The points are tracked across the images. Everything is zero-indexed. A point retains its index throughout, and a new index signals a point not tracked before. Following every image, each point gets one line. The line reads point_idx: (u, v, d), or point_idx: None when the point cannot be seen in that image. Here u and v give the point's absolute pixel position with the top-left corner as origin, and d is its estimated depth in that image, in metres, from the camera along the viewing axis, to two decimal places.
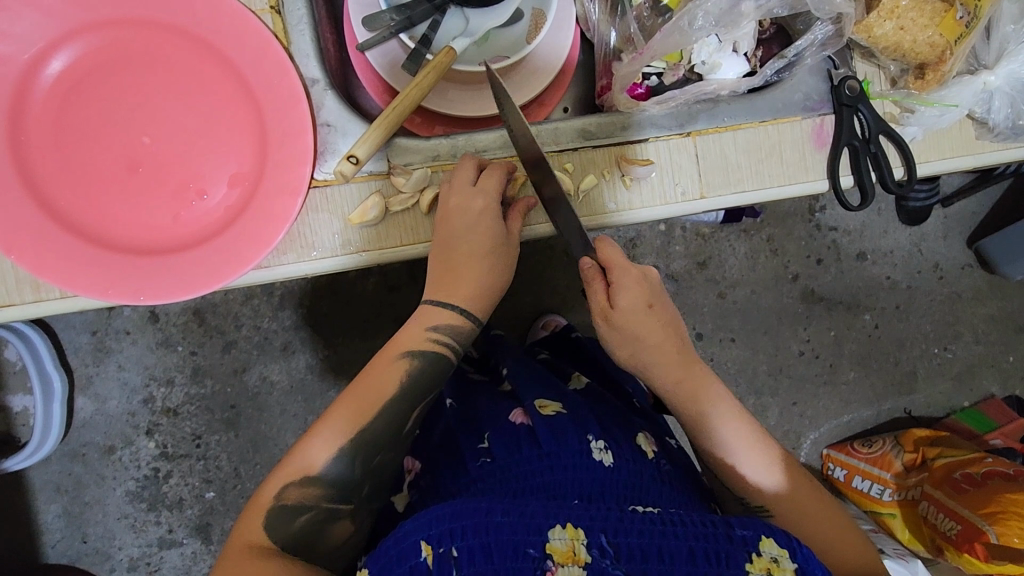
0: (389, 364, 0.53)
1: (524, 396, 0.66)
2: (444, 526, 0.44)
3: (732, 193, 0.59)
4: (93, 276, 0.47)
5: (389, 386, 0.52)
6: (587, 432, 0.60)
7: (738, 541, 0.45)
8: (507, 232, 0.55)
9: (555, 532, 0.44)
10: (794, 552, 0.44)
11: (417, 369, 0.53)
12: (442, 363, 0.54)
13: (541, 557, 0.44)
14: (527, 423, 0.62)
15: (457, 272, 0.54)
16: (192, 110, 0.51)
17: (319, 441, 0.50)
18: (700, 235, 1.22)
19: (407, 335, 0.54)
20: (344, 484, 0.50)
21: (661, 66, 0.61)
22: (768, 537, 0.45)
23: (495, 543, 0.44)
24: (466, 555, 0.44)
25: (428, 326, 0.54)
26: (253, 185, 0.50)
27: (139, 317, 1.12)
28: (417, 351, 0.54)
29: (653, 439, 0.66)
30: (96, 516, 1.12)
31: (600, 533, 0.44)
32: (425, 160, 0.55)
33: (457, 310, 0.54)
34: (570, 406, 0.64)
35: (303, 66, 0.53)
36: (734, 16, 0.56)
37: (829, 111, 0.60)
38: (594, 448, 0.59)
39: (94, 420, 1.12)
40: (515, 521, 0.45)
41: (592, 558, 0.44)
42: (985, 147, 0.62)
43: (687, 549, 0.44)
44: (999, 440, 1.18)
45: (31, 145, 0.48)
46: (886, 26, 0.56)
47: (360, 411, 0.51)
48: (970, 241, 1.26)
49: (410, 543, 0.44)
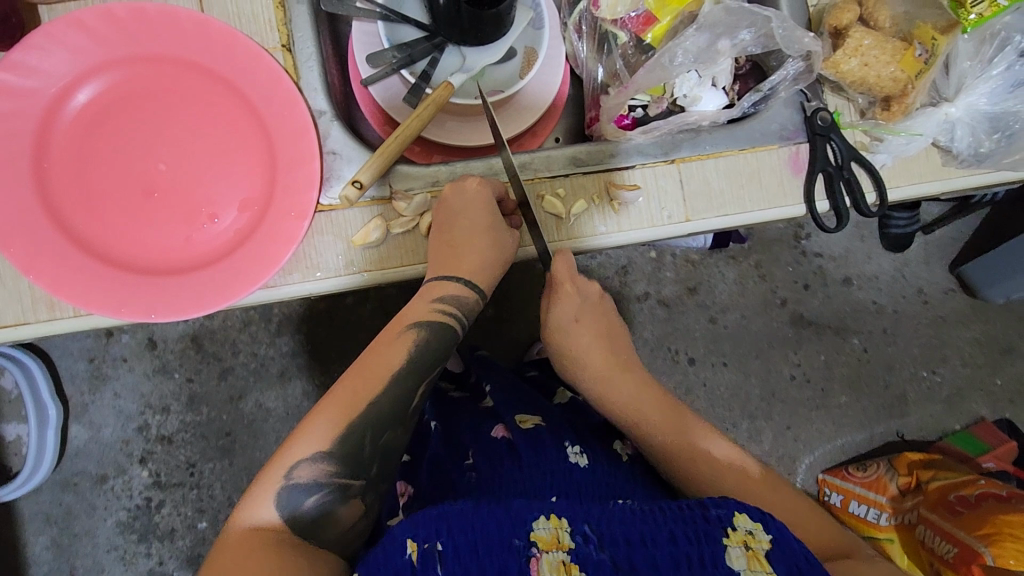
0: (396, 336, 0.56)
1: (504, 414, 0.70)
2: (432, 525, 0.47)
3: (716, 217, 0.62)
4: (106, 294, 0.50)
5: (397, 358, 0.55)
6: (563, 439, 0.65)
7: (714, 520, 0.48)
8: (504, 230, 0.58)
9: (538, 523, 0.48)
10: (768, 525, 0.48)
11: (423, 339, 0.56)
12: (447, 333, 0.57)
13: (526, 546, 0.47)
14: (507, 437, 0.66)
15: (458, 248, 0.57)
16: (206, 140, 0.54)
17: (327, 421, 0.52)
18: (689, 261, 1.25)
19: (412, 308, 0.57)
20: (353, 461, 0.52)
21: (645, 99, 0.65)
22: (741, 513, 0.49)
23: (480, 539, 0.47)
24: (451, 550, 0.46)
25: (434, 297, 0.56)
26: (262, 210, 0.53)
27: (136, 344, 1.13)
28: (423, 322, 0.56)
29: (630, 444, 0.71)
30: (86, 548, 1.11)
31: (582, 523, 0.48)
32: (425, 186, 0.58)
33: (461, 283, 0.57)
34: (548, 418, 0.70)
35: (311, 99, 0.57)
36: (710, 53, 0.61)
37: (804, 140, 0.64)
38: (570, 453, 0.63)
39: (88, 448, 1.12)
40: (499, 517, 0.48)
41: (575, 544, 0.47)
42: (952, 173, 0.65)
43: (667, 533, 0.48)
44: (992, 463, 1.19)
45: (53, 172, 0.51)
46: (852, 62, 0.61)
47: (368, 385, 0.53)
48: (951, 266, 1.30)
49: (398, 544, 0.47)
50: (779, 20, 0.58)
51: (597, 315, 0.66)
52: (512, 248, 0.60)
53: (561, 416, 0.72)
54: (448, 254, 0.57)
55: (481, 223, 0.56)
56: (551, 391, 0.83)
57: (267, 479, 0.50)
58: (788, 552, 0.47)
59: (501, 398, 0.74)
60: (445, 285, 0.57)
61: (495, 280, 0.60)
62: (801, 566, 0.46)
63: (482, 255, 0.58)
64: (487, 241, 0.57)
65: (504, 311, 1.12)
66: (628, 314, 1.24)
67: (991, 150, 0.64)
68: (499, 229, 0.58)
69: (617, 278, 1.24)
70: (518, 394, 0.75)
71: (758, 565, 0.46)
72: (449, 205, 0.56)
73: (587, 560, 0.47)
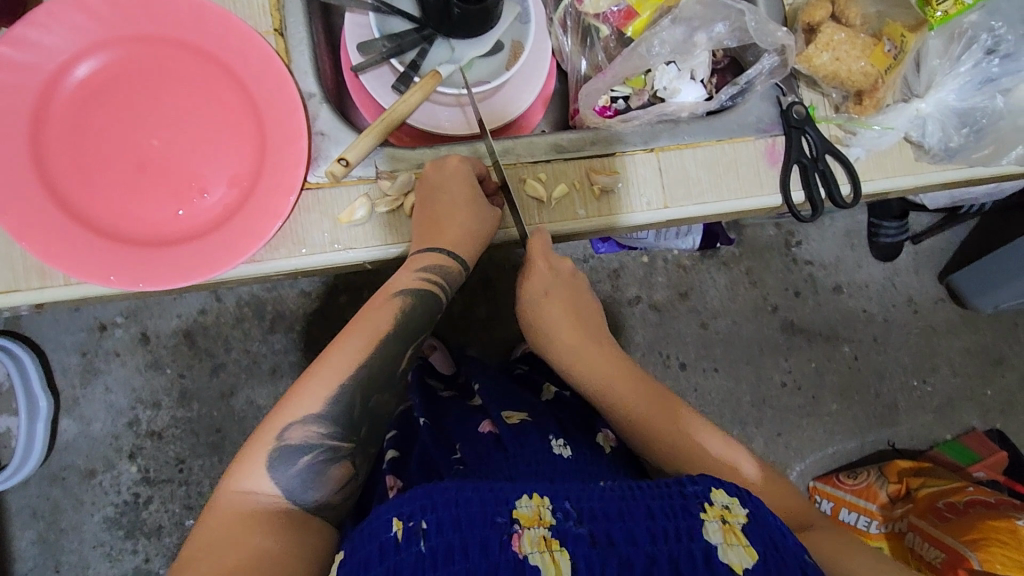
0: (383, 302, 0.57)
1: (491, 410, 0.71)
2: (415, 502, 0.45)
3: (692, 204, 0.64)
4: (96, 263, 0.51)
5: (385, 324, 0.56)
6: (547, 433, 0.66)
7: (691, 495, 0.49)
8: (488, 205, 0.60)
9: (521, 500, 0.47)
10: (744, 499, 0.49)
11: (408, 305, 0.57)
12: (432, 299, 0.58)
13: (508, 522, 0.45)
14: (494, 431, 0.67)
15: (440, 222, 0.59)
16: (197, 117, 0.56)
17: (318, 383, 0.53)
18: (681, 267, 1.27)
19: (398, 277, 0.58)
20: (345, 423, 0.53)
21: (627, 91, 0.67)
22: (719, 489, 0.50)
23: (464, 514, 0.45)
24: (434, 526, 0.44)
25: (416, 268, 0.58)
26: (250, 185, 0.55)
27: (129, 339, 1.13)
28: (407, 291, 0.58)
29: (612, 436, 0.72)
30: (72, 543, 1.11)
31: (563, 500, 0.48)
32: (411, 168, 0.61)
33: (445, 254, 0.59)
34: (533, 415, 0.70)
35: (302, 82, 0.59)
36: (687, 46, 0.65)
37: (780, 133, 0.66)
38: (554, 444, 0.64)
39: (77, 442, 1.12)
40: (481, 494, 0.46)
41: (556, 519, 0.46)
42: (925, 167, 0.67)
43: (645, 507, 0.48)
44: (983, 473, 1.20)
45: (49, 144, 0.52)
46: (823, 57, 0.64)
47: (358, 348, 0.55)
48: (942, 276, 1.32)
49: (383, 521, 0.45)
50: (752, 14, 0.62)
51: (569, 295, 0.69)
52: (496, 220, 0.61)
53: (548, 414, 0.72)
54: (433, 225, 0.59)
55: (465, 197, 0.58)
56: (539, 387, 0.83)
57: (259, 442, 0.52)
58: (764, 525, 0.48)
59: (488, 395, 0.75)
60: (429, 255, 0.58)
61: (478, 252, 0.61)
62: (776, 538, 0.47)
63: (467, 228, 0.59)
64: (473, 216, 0.59)
65: (497, 313, 1.14)
66: (620, 319, 1.25)
67: (960, 145, 0.67)
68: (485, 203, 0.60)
69: (610, 282, 1.25)
70: (505, 391, 0.77)
71: (735, 538, 0.46)
72: (435, 181, 0.58)
73: (568, 535, 0.45)
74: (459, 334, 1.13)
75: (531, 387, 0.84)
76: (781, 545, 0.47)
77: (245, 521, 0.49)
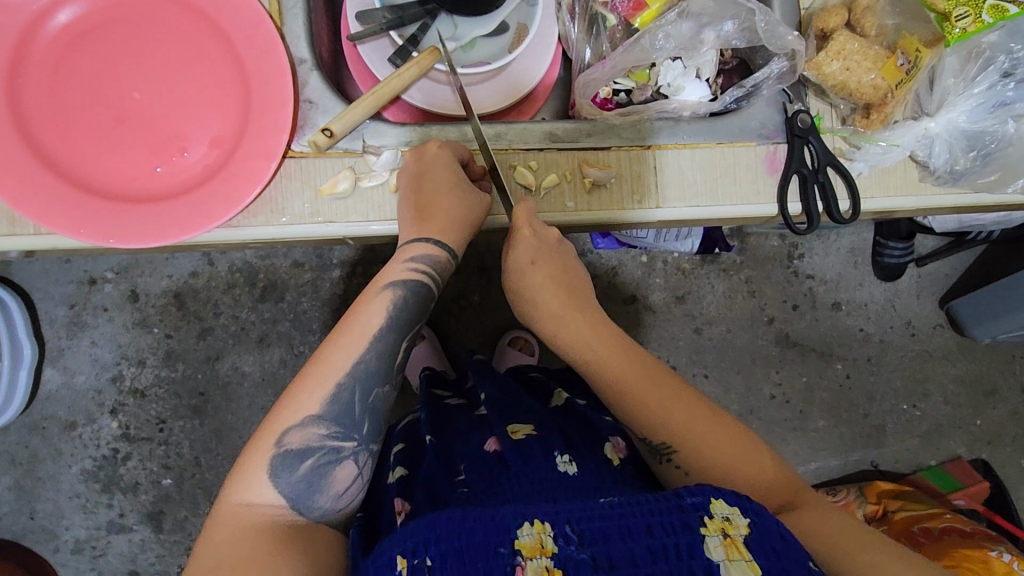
0: (375, 295, 0.56)
1: (495, 423, 0.68)
2: (418, 536, 0.45)
3: (686, 205, 0.62)
4: (68, 215, 0.51)
5: (377, 318, 0.55)
6: (552, 448, 0.64)
7: (690, 509, 0.47)
8: (476, 194, 0.58)
9: (522, 528, 0.46)
10: (745, 509, 0.47)
11: (402, 298, 0.56)
12: (425, 291, 0.57)
13: (511, 554, 0.45)
14: (496, 450, 0.64)
15: (430, 212, 0.57)
16: (182, 74, 0.55)
17: (315, 383, 0.53)
18: (680, 270, 1.25)
19: (388, 270, 0.57)
20: (346, 421, 0.53)
21: (630, 84, 0.65)
22: (717, 499, 0.48)
23: (468, 547, 0.45)
24: (439, 562, 0.44)
25: (407, 259, 0.57)
26: (231, 147, 0.54)
27: (118, 295, 1.12)
28: (399, 283, 0.56)
29: (620, 445, 0.67)
30: (48, 492, 1.11)
31: (564, 524, 0.46)
32: (398, 144, 0.59)
33: (432, 243, 0.57)
34: (540, 426, 0.67)
35: (294, 47, 0.58)
36: (694, 42, 0.63)
37: (782, 141, 0.64)
38: (560, 461, 0.62)
39: (60, 393, 1.12)
40: (485, 523, 0.46)
41: (558, 547, 0.45)
42: (929, 189, 0.65)
43: (645, 525, 0.46)
44: (963, 501, 1.20)
45: (27, 89, 0.52)
46: (833, 65, 0.62)
47: (353, 343, 0.54)
48: (942, 301, 1.30)
49: (386, 558, 0.45)
50: (762, 15, 0.60)
51: (574, 286, 0.63)
52: (485, 208, 0.59)
53: (554, 421, 0.69)
54: (419, 216, 0.57)
55: (452, 186, 0.56)
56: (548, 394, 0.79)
57: (260, 449, 0.52)
58: (766, 533, 0.46)
59: (494, 403, 0.71)
60: (417, 245, 0.57)
61: (466, 240, 0.59)
62: (776, 545, 0.46)
63: (456, 219, 0.58)
64: (464, 206, 0.58)
65: (489, 301, 1.13)
66: (613, 317, 1.23)
67: (966, 168, 0.65)
68: (474, 191, 0.58)
69: (606, 280, 1.23)
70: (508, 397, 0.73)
71: (737, 554, 0.45)
72: (425, 169, 0.57)
73: (570, 562, 0.45)
74: (450, 319, 1.13)
75: (541, 394, 0.80)
76: (785, 554, 0.45)
77: (250, 534, 0.49)
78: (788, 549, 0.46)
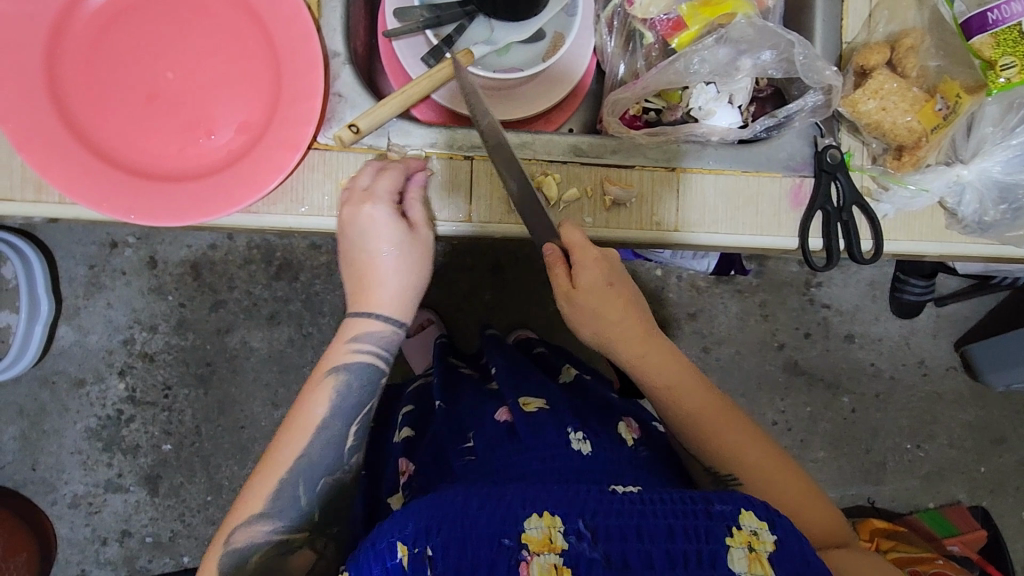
0: (319, 382, 0.57)
1: (507, 395, 0.65)
2: (421, 523, 0.45)
3: (704, 233, 0.62)
4: (91, 188, 0.52)
5: (321, 408, 0.56)
6: (565, 424, 0.61)
7: (718, 516, 0.46)
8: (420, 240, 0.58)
9: (530, 521, 0.45)
10: (773, 524, 0.46)
11: (346, 383, 0.57)
12: (371, 371, 0.58)
13: (517, 547, 0.45)
14: (509, 421, 0.62)
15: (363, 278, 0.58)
16: (215, 58, 0.56)
17: (260, 488, 0.55)
18: (694, 287, 1.24)
19: (332, 351, 0.58)
20: (293, 513, 0.55)
21: (660, 104, 0.65)
22: (748, 511, 0.46)
23: (470, 536, 0.45)
24: (440, 553, 0.44)
25: (352, 341, 0.57)
26: (258, 134, 0.55)
27: (137, 261, 1.14)
28: (340, 368, 0.57)
29: (634, 426, 0.66)
30: (51, 446, 1.13)
31: (577, 519, 0.46)
32: (423, 145, 0.60)
33: (375, 320, 0.58)
34: (553, 403, 0.64)
35: (329, 39, 0.58)
36: (730, 68, 0.62)
37: (810, 175, 0.63)
38: (572, 439, 0.59)
39: (72, 350, 1.13)
40: (490, 512, 0.45)
41: (569, 544, 0.45)
42: (954, 236, 0.64)
43: (665, 527, 0.45)
44: (957, 547, 1.18)
45: (65, 59, 0.53)
46: (869, 104, 0.61)
47: (296, 440, 0.55)
48: (959, 344, 1.27)
49: (388, 544, 0.45)
50: (801, 47, 0.59)
51: (632, 294, 0.61)
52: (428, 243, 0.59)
53: (566, 399, 0.67)
54: (366, 290, 0.58)
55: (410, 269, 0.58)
56: (556, 369, 0.79)
57: (210, 558, 0.54)
58: (790, 553, 0.45)
59: (503, 377, 0.69)
60: (358, 322, 0.58)
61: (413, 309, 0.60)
62: (799, 568, 0.44)
63: (403, 285, 0.58)
64: (414, 264, 0.58)
65: (501, 299, 1.12)
66: None
67: (995, 220, 0.63)
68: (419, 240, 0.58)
69: None
70: (520, 373, 0.70)
71: (760, 568, 0.44)
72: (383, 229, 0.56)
73: (581, 559, 0.44)
74: (460, 313, 1.12)
75: (548, 369, 0.79)
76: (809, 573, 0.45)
77: None
78: (811, 572, 0.44)
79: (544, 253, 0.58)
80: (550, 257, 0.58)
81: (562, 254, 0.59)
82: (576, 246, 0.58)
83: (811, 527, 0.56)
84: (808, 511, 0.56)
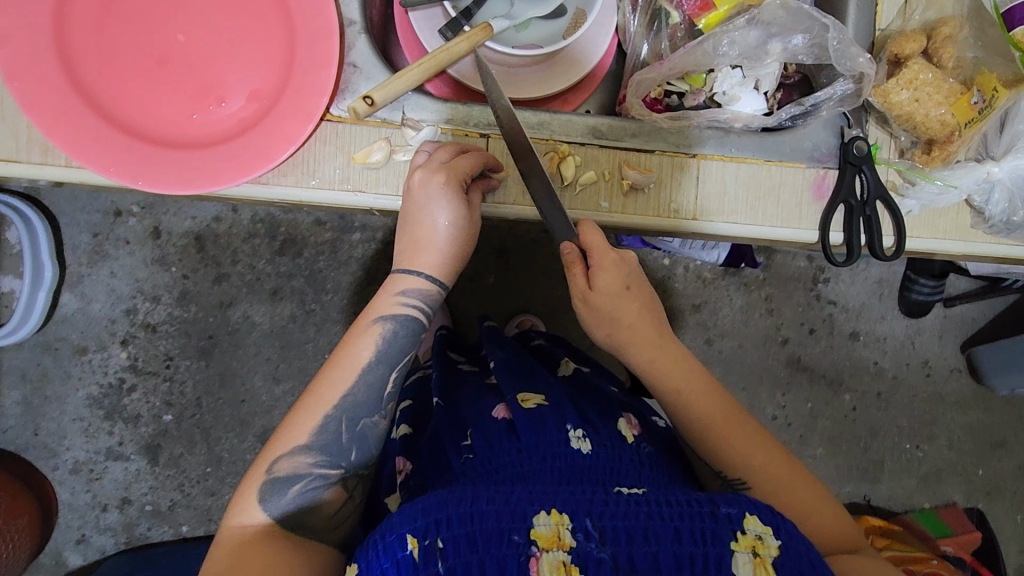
0: (365, 328, 0.58)
1: (506, 391, 0.65)
2: (429, 517, 0.44)
3: (722, 221, 0.60)
4: (98, 152, 0.51)
5: (367, 353, 0.57)
6: (565, 420, 0.60)
7: (723, 519, 0.45)
8: (470, 205, 0.57)
9: (539, 518, 0.44)
10: (777, 529, 0.45)
11: (391, 331, 0.58)
12: (414, 324, 0.59)
13: (526, 543, 0.44)
14: (507, 418, 0.61)
15: (416, 245, 0.58)
16: (230, 23, 0.55)
17: (305, 416, 0.56)
18: (701, 278, 1.22)
19: (379, 301, 0.59)
20: (332, 450, 0.56)
21: (684, 87, 0.63)
22: (752, 516, 0.46)
23: (480, 532, 0.43)
24: (451, 546, 0.43)
25: (397, 292, 0.58)
26: (269, 103, 0.53)
27: (141, 230, 1.12)
28: (389, 317, 0.58)
29: (635, 423, 0.65)
30: (53, 412, 1.13)
31: (585, 517, 0.45)
32: (438, 120, 0.58)
33: (422, 276, 0.58)
34: (551, 397, 0.63)
35: (345, 7, 0.57)
36: (758, 52, 0.60)
37: (834, 166, 0.61)
38: (572, 437, 0.58)
39: (75, 317, 1.12)
40: (499, 509, 0.44)
41: (577, 542, 0.44)
42: (979, 236, 0.62)
43: (672, 529, 0.45)
44: (952, 547, 1.14)
45: (74, 16, 0.51)
46: (903, 94, 0.59)
47: (342, 377, 0.57)
48: (964, 346, 1.26)
49: (396, 537, 0.43)
50: (836, 31, 0.58)
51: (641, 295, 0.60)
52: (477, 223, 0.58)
53: (566, 393, 0.66)
54: (415, 248, 0.58)
55: (459, 223, 0.57)
56: (556, 361, 0.78)
57: (252, 477, 0.55)
58: (795, 558, 0.44)
59: (504, 368, 0.69)
60: (408, 279, 0.58)
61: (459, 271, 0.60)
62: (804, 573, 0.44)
63: (450, 247, 0.58)
64: (464, 231, 0.57)
65: (504, 284, 1.11)
66: None
67: None
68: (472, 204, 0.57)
69: None
70: (521, 366, 0.70)
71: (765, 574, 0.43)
72: (435, 189, 0.54)
73: (589, 559, 0.43)
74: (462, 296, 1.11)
75: (548, 362, 0.78)
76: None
77: (240, 548, 0.51)
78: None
79: (563, 253, 0.55)
80: (570, 257, 0.56)
81: (580, 254, 0.56)
82: (591, 247, 0.56)
83: (815, 528, 0.55)
84: (811, 512, 0.55)
